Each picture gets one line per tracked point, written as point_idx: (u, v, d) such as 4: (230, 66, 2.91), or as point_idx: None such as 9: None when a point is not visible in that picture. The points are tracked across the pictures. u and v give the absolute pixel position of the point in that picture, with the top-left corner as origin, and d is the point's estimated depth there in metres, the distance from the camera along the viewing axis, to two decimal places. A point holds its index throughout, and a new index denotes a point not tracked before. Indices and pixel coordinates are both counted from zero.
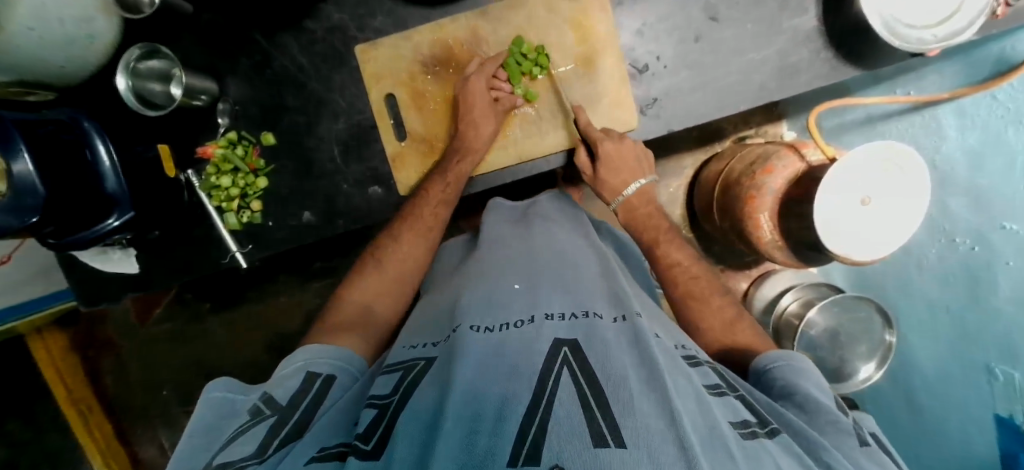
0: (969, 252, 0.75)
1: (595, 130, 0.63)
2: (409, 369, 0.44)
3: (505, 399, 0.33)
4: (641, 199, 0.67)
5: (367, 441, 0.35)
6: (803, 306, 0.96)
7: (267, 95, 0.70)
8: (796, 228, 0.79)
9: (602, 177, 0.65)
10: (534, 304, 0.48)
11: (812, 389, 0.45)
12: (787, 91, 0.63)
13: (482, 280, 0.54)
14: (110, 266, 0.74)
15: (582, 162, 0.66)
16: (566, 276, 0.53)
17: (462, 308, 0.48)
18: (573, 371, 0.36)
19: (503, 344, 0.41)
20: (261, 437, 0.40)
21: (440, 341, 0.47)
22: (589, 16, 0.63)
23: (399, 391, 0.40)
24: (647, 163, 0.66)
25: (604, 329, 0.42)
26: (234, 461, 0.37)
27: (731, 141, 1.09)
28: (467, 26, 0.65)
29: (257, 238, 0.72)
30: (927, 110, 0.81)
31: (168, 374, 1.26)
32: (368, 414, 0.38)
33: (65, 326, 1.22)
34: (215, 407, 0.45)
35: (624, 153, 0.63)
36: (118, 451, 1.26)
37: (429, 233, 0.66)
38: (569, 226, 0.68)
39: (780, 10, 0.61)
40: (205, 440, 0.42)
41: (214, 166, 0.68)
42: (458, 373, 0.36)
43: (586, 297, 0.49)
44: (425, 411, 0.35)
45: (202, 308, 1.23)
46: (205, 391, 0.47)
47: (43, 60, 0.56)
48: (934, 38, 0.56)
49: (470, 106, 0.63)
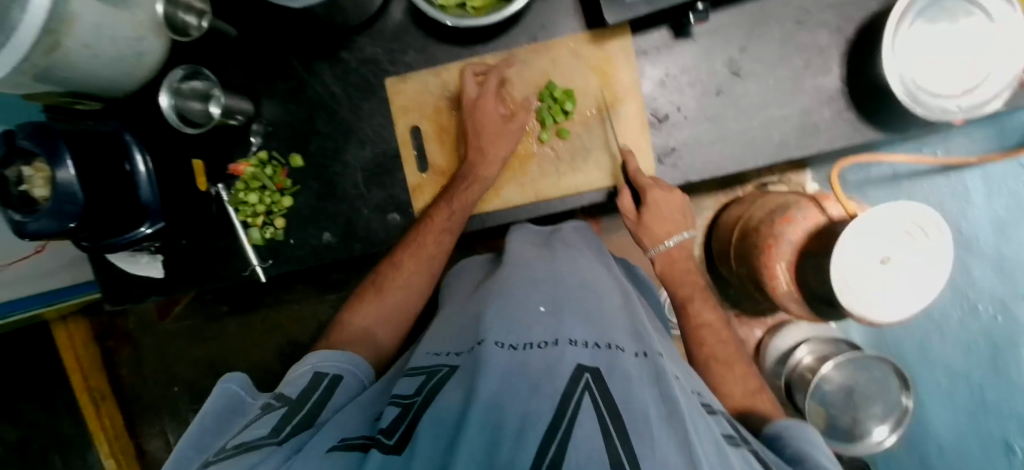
0: (991, 321, 0.84)
1: (645, 176, 0.63)
2: (432, 374, 0.45)
3: (526, 419, 0.33)
4: (681, 254, 0.67)
5: (391, 436, 0.36)
6: (818, 362, 0.94)
7: (298, 119, 0.73)
8: (814, 285, 0.77)
9: (647, 223, 0.64)
10: (557, 328, 0.47)
11: (825, 459, 0.42)
12: (808, 149, 0.63)
13: (505, 296, 0.53)
14: (139, 270, 0.77)
15: (626, 207, 0.64)
16: (590, 305, 0.52)
17: (487, 322, 0.48)
18: (594, 397, 0.35)
19: (526, 365, 0.40)
20: (275, 421, 0.42)
21: (464, 351, 0.48)
22: (612, 65, 0.64)
23: (423, 392, 0.42)
24: (687, 215, 0.66)
25: (624, 361, 0.42)
26: (250, 440, 0.39)
27: (753, 186, 1.08)
28: (493, 67, 0.67)
29: (278, 254, 0.75)
30: (954, 172, 0.85)
31: (181, 370, 1.29)
32: (392, 411, 0.40)
33: (89, 316, 1.26)
34: (229, 403, 0.48)
35: (673, 203, 0.63)
36: (125, 443, 1.29)
37: (433, 258, 0.65)
38: (592, 254, 0.67)
39: (803, 68, 0.62)
40: (209, 436, 0.44)
41: (243, 182, 0.71)
42: (482, 383, 0.37)
43: (608, 328, 0.48)
44: (452, 411, 0.35)
45: (220, 309, 1.26)
46: (218, 386, 0.49)
47: (87, 73, 0.59)
48: (957, 109, 0.56)
49: (482, 128, 0.65)
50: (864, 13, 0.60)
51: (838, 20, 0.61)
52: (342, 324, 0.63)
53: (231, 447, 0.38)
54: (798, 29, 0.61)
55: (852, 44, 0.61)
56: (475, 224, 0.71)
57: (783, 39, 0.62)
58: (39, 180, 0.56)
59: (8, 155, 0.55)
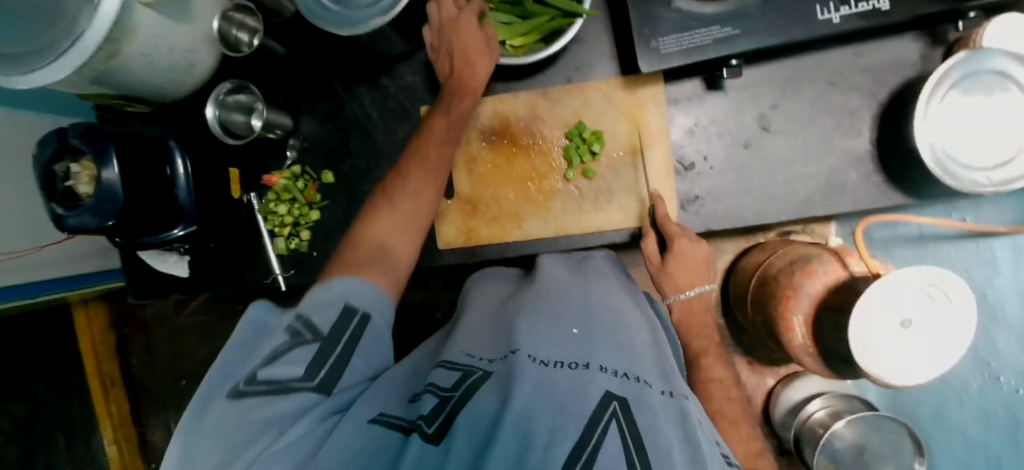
0: (1013, 393, 0.83)
1: (673, 224, 0.63)
2: (468, 373, 0.46)
3: (554, 433, 0.36)
4: (700, 305, 0.66)
5: (431, 424, 0.40)
6: (830, 417, 0.91)
7: (334, 137, 0.76)
8: (831, 341, 0.76)
9: (671, 272, 0.64)
10: (589, 352, 0.47)
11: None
12: (833, 208, 0.63)
13: (540, 311, 0.54)
14: (163, 267, 0.79)
15: (650, 250, 0.64)
16: (621, 333, 0.52)
17: (521, 332, 0.49)
18: (620, 427, 0.37)
19: (557, 383, 0.41)
20: (308, 360, 0.45)
21: (497, 358, 0.48)
22: (642, 110, 0.66)
23: (461, 388, 0.43)
24: (711, 268, 0.66)
25: (652, 398, 0.43)
26: (287, 381, 0.43)
27: (776, 233, 1.08)
28: (526, 103, 0.69)
29: (300, 264, 0.78)
30: (982, 239, 0.84)
31: (192, 364, 1.31)
32: (431, 400, 0.42)
33: (110, 302, 1.30)
34: (257, 324, 0.50)
35: (698, 255, 0.63)
36: (129, 431, 1.31)
37: (438, 171, 0.64)
38: (623, 288, 0.64)
39: (833, 128, 0.63)
40: (240, 354, 0.46)
41: (275, 193, 0.74)
42: (517, 390, 0.39)
43: (637, 360, 0.49)
44: (487, 412, 0.39)
45: (236, 308, 1.29)
46: (246, 315, 0.50)
47: (141, 80, 0.62)
48: (988, 182, 0.55)
49: (464, 45, 0.62)
50: (898, 80, 0.62)
51: (872, 85, 0.62)
52: (357, 232, 0.62)
53: (263, 381, 0.42)
54: (831, 89, 0.63)
55: (884, 109, 0.62)
56: (494, 252, 0.71)
57: (815, 98, 0.63)
58: (85, 177, 0.58)
59: (59, 151, 0.57)
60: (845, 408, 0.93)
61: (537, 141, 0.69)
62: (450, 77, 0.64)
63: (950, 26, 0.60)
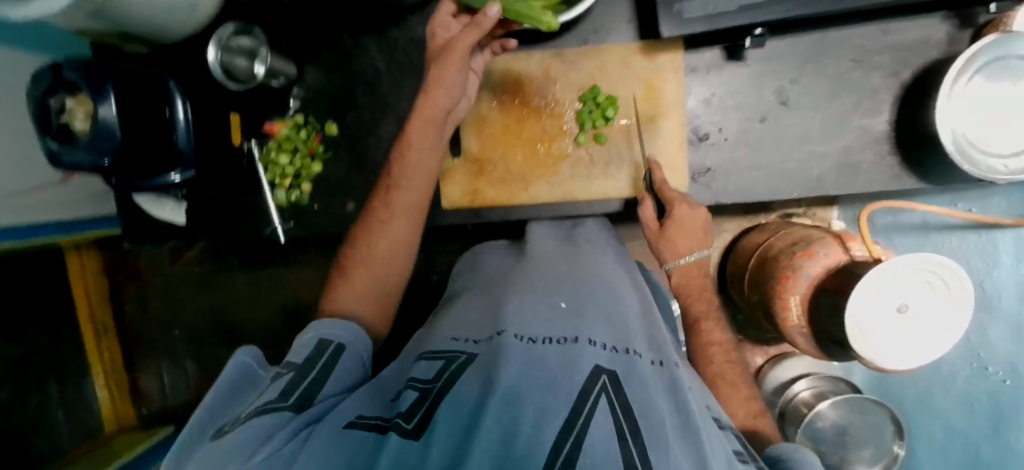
0: (999, 384, 0.79)
1: (672, 190, 0.62)
2: (451, 360, 0.45)
3: (543, 412, 0.33)
4: (699, 270, 0.64)
5: (409, 421, 0.36)
6: (815, 397, 0.94)
7: (340, 88, 0.74)
8: (825, 322, 0.76)
9: (669, 237, 0.62)
10: (578, 328, 0.46)
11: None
12: (844, 188, 0.62)
13: (524, 293, 0.52)
14: (161, 215, 0.77)
15: (648, 217, 0.63)
16: (609, 308, 0.51)
17: (509, 315, 0.48)
18: (611, 401, 0.36)
19: (544, 358, 0.40)
20: (283, 387, 0.43)
21: (483, 340, 0.48)
22: (660, 78, 0.64)
23: (441, 379, 0.42)
24: (711, 233, 0.63)
25: (643, 371, 0.42)
26: (265, 403, 0.40)
27: (778, 216, 1.09)
28: (541, 63, 0.66)
29: (300, 216, 0.77)
30: (986, 231, 0.81)
31: (185, 315, 1.31)
32: (410, 395, 0.40)
33: (103, 249, 1.28)
34: (245, 376, 0.47)
35: (696, 221, 0.60)
36: (121, 377, 1.33)
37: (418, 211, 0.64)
38: (613, 253, 0.64)
39: (852, 107, 0.61)
40: (226, 405, 0.45)
41: (277, 143, 0.73)
42: (503, 374, 0.37)
43: (628, 331, 0.48)
44: (469, 401, 0.36)
45: (231, 261, 1.27)
46: (234, 356, 0.49)
47: (140, 17, 0.59)
48: (1005, 169, 0.54)
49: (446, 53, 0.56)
50: (924, 61, 0.60)
51: (896, 64, 0.60)
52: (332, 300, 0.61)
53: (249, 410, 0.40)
54: (854, 67, 0.61)
55: (906, 91, 0.60)
56: (499, 215, 0.71)
57: (836, 75, 0.61)
58: (80, 112, 0.54)
59: (54, 85, 0.52)
60: (829, 388, 0.97)
61: (549, 104, 0.67)
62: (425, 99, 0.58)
63: (983, 8, 0.57)
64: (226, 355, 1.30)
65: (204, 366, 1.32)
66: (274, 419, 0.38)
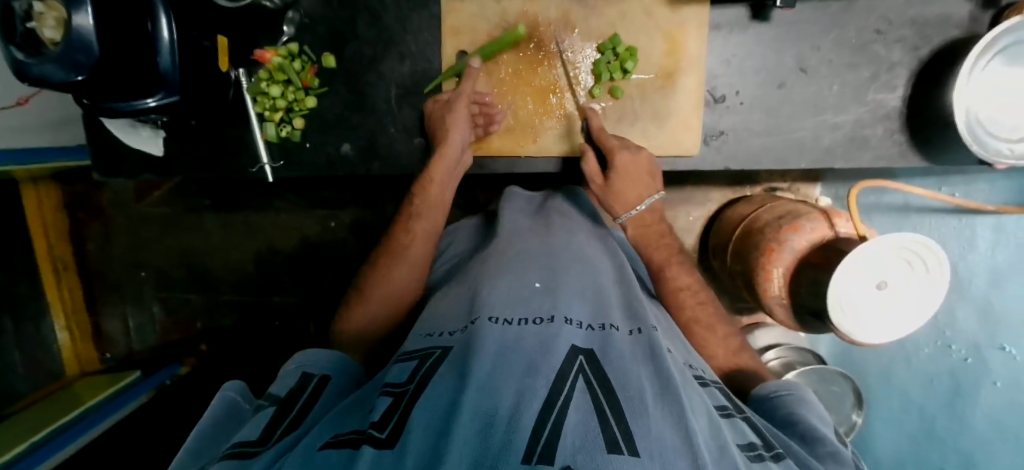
0: (961, 361, 0.84)
1: (610, 138, 0.62)
2: (426, 358, 0.41)
3: (520, 398, 0.31)
4: (653, 217, 0.65)
5: (383, 430, 0.33)
6: (783, 367, 0.96)
7: (339, 17, 0.69)
8: (806, 295, 0.78)
9: (617, 188, 0.63)
10: (553, 305, 0.44)
11: (814, 420, 0.45)
12: (851, 161, 0.63)
13: (500, 273, 0.50)
14: (136, 141, 0.70)
15: (591, 170, 0.63)
16: (587, 283, 0.50)
17: (483, 299, 0.45)
18: (588, 380, 0.35)
19: (519, 341, 0.38)
20: (264, 423, 0.41)
21: (458, 331, 0.44)
22: (682, 31, 0.62)
23: (417, 379, 0.38)
24: (657, 179, 0.64)
25: (619, 342, 0.41)
26: (241, 443, 0.38)
27: (763, 188, 1.11)
28: (559, 8, 0.63)
29: (290, 155, 0.73)
30: (965, 217, 0.82)
31: (152, 256, 1.25)
32: (384, 402, 0.36)
33: (61, 182, 1.19)
34: (225, 404, 0.47)
35: (640, 167, 0.62)
36: (83, 319, 1.26)
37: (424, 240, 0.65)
38: (588, 226, 0.64)
39: (869, 79, 0.61)
40: (206, 435, 0.43)
41: (268, 72, 0.68)
42: (476, 363, 0.34)
43: (603, 304, 0.47)
44: (444, 399, 0.33)
45: (202, 203, 1.21)
46: (222, 392, 0.47)
47: None
48: (1011, 153, 0.55)
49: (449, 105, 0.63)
50: (944, 38, 0.59)
51: (918, 38, 0.59)
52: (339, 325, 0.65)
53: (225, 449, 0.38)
54: (876, 38, 0.60)
55: (924, 67, 0.60)
56: (503, 166, 0.70)
57: (857, 45, 0.60)
58: (52, 20, 0.45)
59: None
60: (797, 358, 0.98)
61: (565, 50, 0.64)
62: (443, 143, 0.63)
63: None
64: (196, 300, 1.26)
65: (172, 310, 1.27)
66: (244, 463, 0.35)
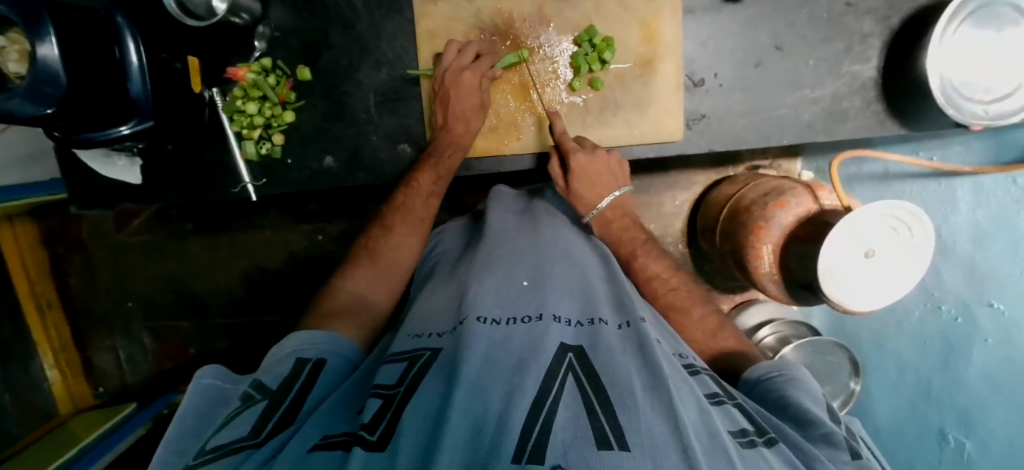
0: (951, 322, 0.85)
1: (570, 140, 0.62)
2: (415, 360, 0.41)
3: (509, 399, 0.31)
4: (616, 214, 0.64)
5: (373, 432, 0.32)
6: (779, 342, 0.96)
7: (311, 28, 0.68)
8: (796, 269, 0.79)
9: (576, 190, 0.63)
10: (541, 303, 0.44)
11: (807, 400, 0.45)
12: (832, 134, 0.64)
13: (488, 271, 0.50)
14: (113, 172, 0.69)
15: (555, 173, 0.64)
16: (575, 280, 0.50)
17: (472, 297, 0.45)
18: (578, 377, 0.35)
19: (508, 342, 0.38)
20: (255, 417, 0.39)
21: (447, 332, 0.44)
22: (658, 19, 0.62)
23: (406, 382, 0.38)
24: (625, 174, 0.64)
25: (608, 336, 0.41)
26: (229, 443, 0.36)
27: (746, 167, 1.13)
28: (534, 2, 0.63)
29: (272, 172, 0.72)
30: (945, 178, 0.85)
31: (136, 286, 1.22)
32: (373, 404, 0.36)
33: (38, 218, 1.16)
34: (211, 394, 0.45)
35: (595, 165, 0.61)
36: (72, 355, 1.23)
37: (420, 223, 0.67)
38: (573, 226, 0.64)
39: (844, 51, 0.62)
40: (187, 434, 0.41)
41: (243, 90, 0.66)
42: (465, 364, 0.34)
43: (593, 300, 0.47)
44: (433, 401, 0.33)
45: (185, 227, 1.18)
46: (194, 381, 0.46)
47: None
48: (985, 114, 0.56)
49: (458, 88, 0.62)
50: (913, 6, 0.60)
51: (887, 8, 0.60)
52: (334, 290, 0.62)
53: (210, 450, 0.36)
54: (847, 11, 0.61)
55: (895, 36, 0.61)
56: (489, 166, 0.70)
57: (829, 19, 0.61)
58: (15, 52, 0.45)
59: None
60: (791, 332, 0.99)
61: (542, 45, 0.64)
62: (444, 129, 0.65)
63: None
64: (187, 327, 1.23)
65: (162, 338, 1.24)
66: (231, 463, 0.34)
